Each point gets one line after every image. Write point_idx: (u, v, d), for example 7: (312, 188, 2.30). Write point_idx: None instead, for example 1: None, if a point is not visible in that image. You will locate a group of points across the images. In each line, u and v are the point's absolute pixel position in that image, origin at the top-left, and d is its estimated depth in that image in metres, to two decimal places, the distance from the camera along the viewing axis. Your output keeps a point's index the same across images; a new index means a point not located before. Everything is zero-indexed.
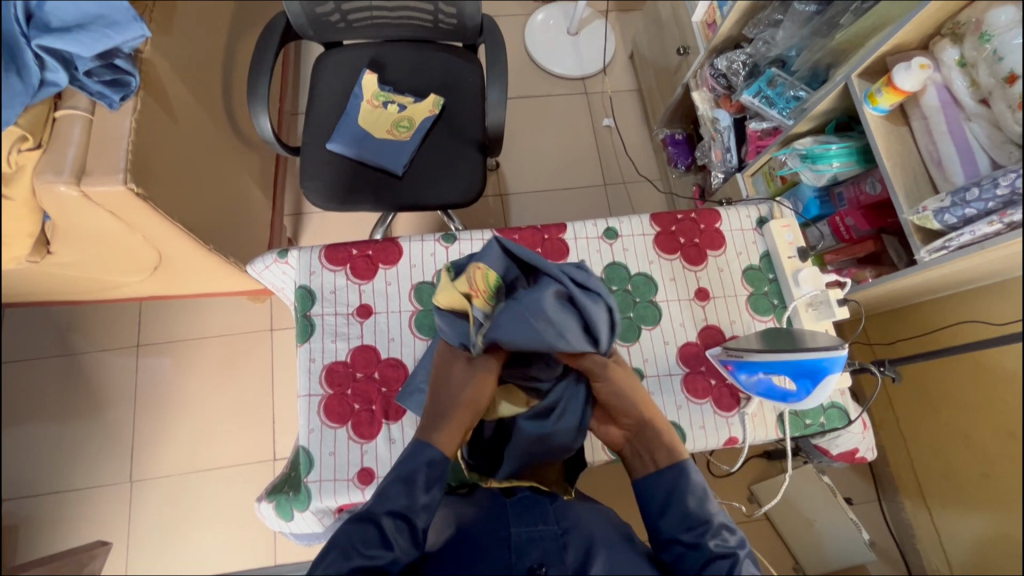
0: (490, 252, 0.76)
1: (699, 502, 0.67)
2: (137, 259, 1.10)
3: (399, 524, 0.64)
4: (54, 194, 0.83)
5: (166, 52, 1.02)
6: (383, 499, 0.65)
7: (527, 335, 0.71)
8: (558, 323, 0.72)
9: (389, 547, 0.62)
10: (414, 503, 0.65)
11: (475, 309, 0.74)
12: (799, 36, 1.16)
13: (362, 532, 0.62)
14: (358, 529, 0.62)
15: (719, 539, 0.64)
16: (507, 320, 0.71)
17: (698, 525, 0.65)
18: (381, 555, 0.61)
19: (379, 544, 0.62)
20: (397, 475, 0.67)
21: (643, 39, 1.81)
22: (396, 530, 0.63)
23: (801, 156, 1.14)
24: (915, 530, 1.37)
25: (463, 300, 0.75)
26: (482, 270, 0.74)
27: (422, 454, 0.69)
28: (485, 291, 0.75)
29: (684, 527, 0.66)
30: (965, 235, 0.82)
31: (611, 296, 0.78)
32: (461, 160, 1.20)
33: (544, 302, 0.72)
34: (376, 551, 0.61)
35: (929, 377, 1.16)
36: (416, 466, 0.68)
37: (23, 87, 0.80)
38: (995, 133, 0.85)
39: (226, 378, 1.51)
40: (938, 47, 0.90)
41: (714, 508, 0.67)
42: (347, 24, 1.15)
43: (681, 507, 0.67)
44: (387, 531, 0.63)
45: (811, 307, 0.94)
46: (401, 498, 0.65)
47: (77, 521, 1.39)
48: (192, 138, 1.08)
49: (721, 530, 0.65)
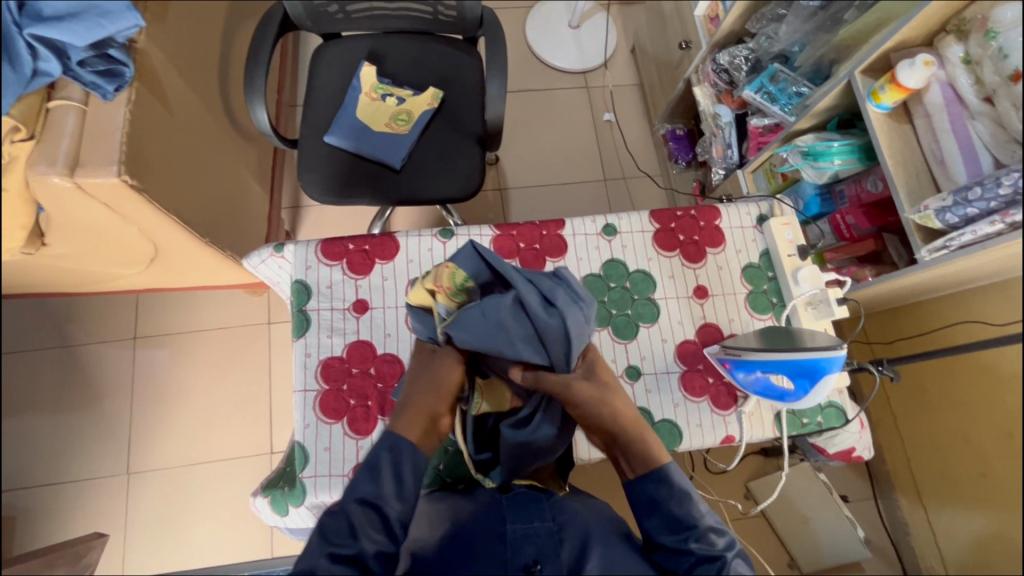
0: (464, 256, 0.76)
1: (685, 507, 0.66)
2: (133, 251, 1.09)
3: (369, 513, 0.63)
4: (48, 186, 0.82)
5: (161, 42, 1.01)
6: (352, 489, 0.64)
7: (480, 338, 0.71)
8: (510, 329, 0.71)
9: (358, 537, 0.61)
10: (383, 491, 0.64)
11: (439, 305, 0.74)
12: (802, 31, 1.15)
13: (331, 522, 0.62)
14: (328, 520, 0.62)
15: (704, 542, 0.64)
16: (465, 322, 0.72)
17: (683, 529, 0.65)
18: (350, 545, 0.61)
19: (348, 533, 0.61)
20: (365, 464, 0.66)
21: (645, 32, 1.79)
22: (365, 519, 0.62)
23: (802, 153, 1.13)
24: (910, 529, 1.37)
25: (427, 296, 0.74)
26: (449, 269, 0.74)
27: (388, 442, 0.67)
28: (449, 288, 0.74)
29: (668, 531, 0.65)
30: (967, 234, 0.81)
31: (579, 310, 0.72)
32: (459, 154, 1.19)
33: (502, 308, 0.71)
34: (344, 541, 0.61)
35: (927, 376, 1.16)
36: (384, 454, 0.67)
37: (17, 78, 0.79)
38: (999, 131, 0.84)
39: (223, 371, 1.51)
40: (943, 44, 0.89)
41: (700, 510, 0.66)
42: (345, 15, 1.14)
43: (676, 505, 0.66)
44: (355, 520, 0.62)
45: (810, 306, 0.94)
46: (368, 486, 0.64)
47: (74, 512, 1.38)
48: (188, 129, 1.07)
49: (707, 533, 0.64)
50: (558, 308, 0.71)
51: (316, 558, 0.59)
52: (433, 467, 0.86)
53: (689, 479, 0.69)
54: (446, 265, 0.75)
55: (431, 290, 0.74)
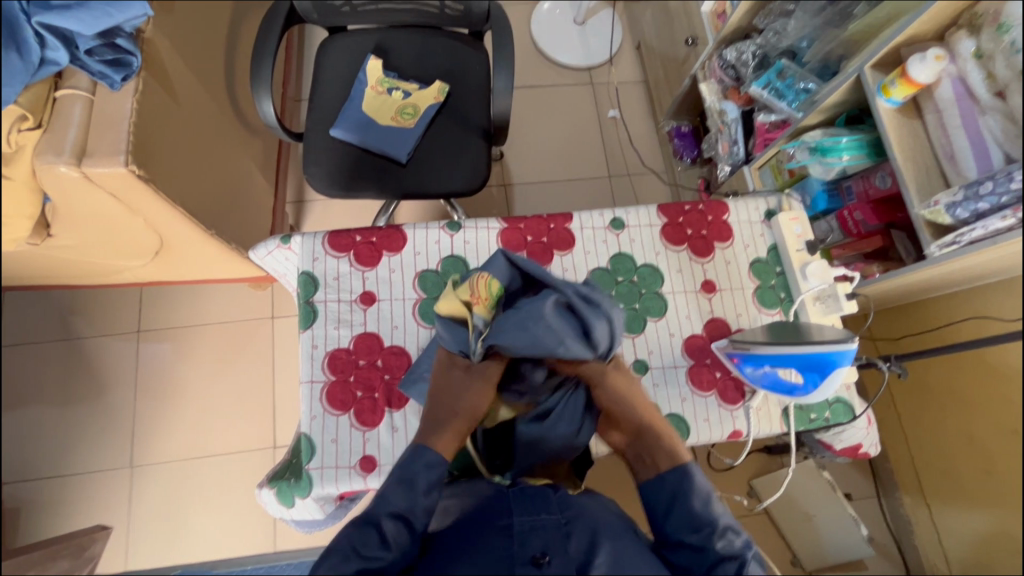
0: (496, 264, 0.79)
1: (704, 503, 0.65)
2: (138, 243, 1.09)
3: (400, 527, 0.62)
4: (55, 175, 0.82)
5: (168, 32, 1.00)
6: (387, 501, 0.63)
7: (524, 339, 0.72)
8: (560, 330, 0.72)
9: (389, 549, 0.60)
10: (415, 506, 0.64)
11: (475, 317, 0.75)
12: (812, 26, 1.15)
13: (362, 534, 0.60)
14: (360, 531, 0.60)
15: (726, 541, 0.63)
16: (507, 326, 0.73)
17: (705, 526, 0.64)
18: (379, 557, 0.59)
19: (379, 546, 0.60)
20: (395, 477, 0.66)
21: (651, 28, 1.79)
22: (396, 533, 0.61)
23: (809, 149, 1.13)
24: (913, 527, 1.37)
25: (463, 308, 0.76)
26: (484, 278, 0.75)
27: (422, 459, 0.67)
28: (486, 299, 0.76)
29: (690, 529, 0.64)
30: (977, 229, 0.81)
31: (618, 308, 0.78)
32: (465, 148, 1.19)
33: (543, 308, 0.73)
34: (377, 554, 0.59)
35: (932, 374, 1.16)
36: (419, 468, 0.66)
37: (24, 65, 0.78)
38: (1010, 127, 0.83)
39: (225, 365, 1.51)
40: (954, 38, 0.89)
41: (718, 507, 0.66)
42: (351, 7, 1.14)
43: (686, 508, 0.65)
44: (388, 532, 0.61)
45: (818, 300, 0.93)
46: (401, 500, 0.64)
47: (77, 505, 1.38)
48: (194, 121, 1.07)
49: (727, 531, 0.64)
50: (602, 306, 0.76)
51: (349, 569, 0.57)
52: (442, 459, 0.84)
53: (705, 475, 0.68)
54: (482, 275, 0.77)
55: (467, 302, 0.76)
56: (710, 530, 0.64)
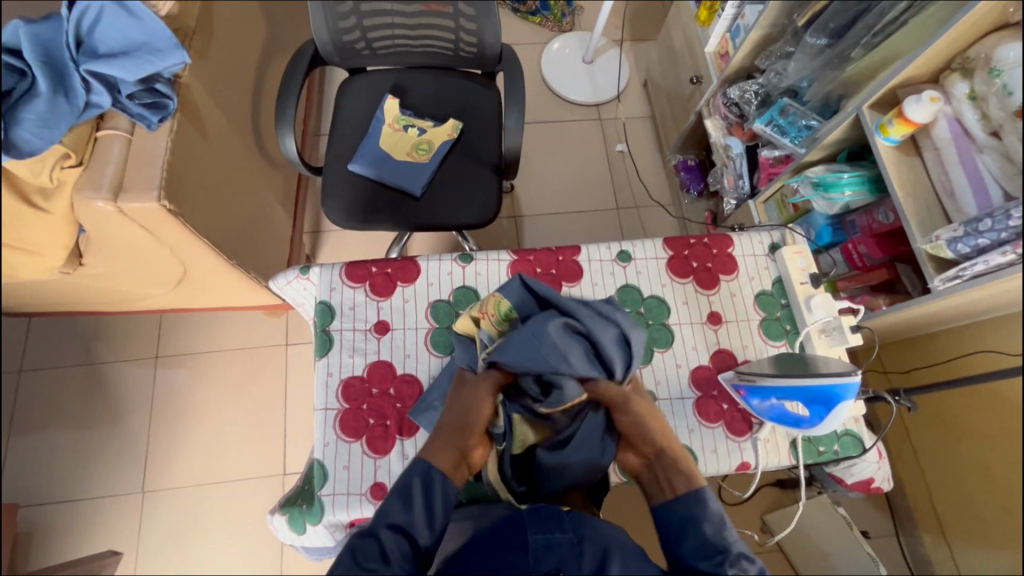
0: (512, 288, 0.83)
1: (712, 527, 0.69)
2: (163, 272, 1.13)
3: (400, 540, 0.65)
4: (92, 209, 0.87)
5: (201, 76, 1.06)
6: (386, 514, 0.67)
7: (529, 355, 0.74)
8: (576, 342, 0.76)
9: (387, 560, 0.63)
10: (413, 519, 0.67)
11: (482, 331, 0.81)
12: (810, 68, 1.18)
13: (363, 544, 0.64)
14: (360, 542, 0.64)
15: (738, 568, 0.66)
16: (514, 341, 0.76)
17: (716, 554, 0.67)
18: (378, 569, 0.63)
19: (378, 558, 0.63)
20: (396, 489, 0.69)
21: (657, 67, 1.85)
22: (395, 545, 0.65)
23: (813, 184, 1.16)
24: (933, 567, 1.32)
25: (473, 324, 0.82)
26: (495, 298, 0.82)
27: (421, 471, 0.70)
28: (494, 316, 0.81)
29: (702, 556, 0.67)
30: (978, 265, 0.82)
31: (629, 320, 0.81)
32: (476, 182, 1.24)
33: (550, 327, 0.76)
34: (375, 566, 0.63)
35: (949, 406, 1.15)
36: (416, 482, 0.69)
37: (70, 108, 0.85)
38: (1007, 165, 0.85)
39: (240, 391, 1.53)
40: (949, 81, 0.92)
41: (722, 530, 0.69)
42: (371, 51, 1.20)
43: (699, 534, 0.68)
44: (386, 544, 0.64)
45: (824, 333, 0.95)
46: (402, 512, 0.67)
47: (90, 529, 1.40)
48: (221, 156, 1.12)
49: (739, 559, 0.67)
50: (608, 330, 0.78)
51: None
52: None
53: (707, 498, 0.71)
54: (493, 296, 0.83)
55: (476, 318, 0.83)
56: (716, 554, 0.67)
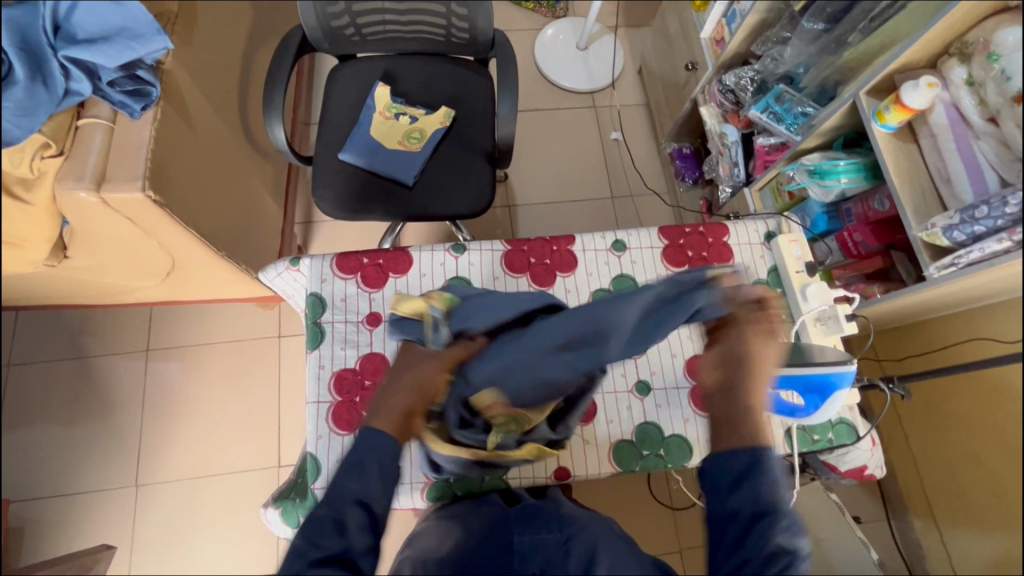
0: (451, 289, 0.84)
1: (771, 489, 0.62)
2: (150, 264, 1.11)
3: (356, 510, 0.62)
4: (74, 200, 0.85)
5: (185, 63, 1.03)
6: (346, 490, 0.63)
7: (499, 308, 0.77)
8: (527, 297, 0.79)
9: (343, 534, 0.60)
10: (369, 488, 0.63)
11: (433, 308, 0.77)
12: (807, 53, 1.16)
13: (315, 522, 0.61)
14: (311, 519, 0.61)
15: (785, 536, 0.60)
16: (480, 306, 0.77)
17: (765, 514, 0.61)
18: (334, 544, 0.60)
19: (333, 532, 0.60)
20: (347, 461, 0.65)
21: (652, 53, 1.82)
22: (351, 517, 0.62)
23: (809, 171, 1.15)
24: (923, 552, 1.33)
25: (421, 305, 0.78)
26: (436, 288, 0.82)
27: (373, 439, 0.66)
28: (441, 299, 0.80)
29: (750, 509, 0.61)
30: (975, 252, 0.82)
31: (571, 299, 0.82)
32: (469, 171, 1.22)
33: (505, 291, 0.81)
34: (330, 541, 0.60)
35: (942, 393, 1.15)
36: (369, 452, 0.65)
37: (49, 96, 0.83)
38: (1004, 151, 0.84)
39: (233, 384, 1.52)
40: (946, 66, 0.91)
41: (784, 498, 0.62)
42: (360, 37, 1.18)
43: (752, 490, 0.62)
44: (343, 519, 0.61)
45: (819, 321, 0.94)
46: (355, 483, 0.64)
47: (81, 524, 1.39)
48: (208, 145, 1.10)
49: (789, 526, 0.60)
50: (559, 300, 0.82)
51: (297, 562, 0.58)
52: (445, 478, 0.88)
53: (780, 462, 0.64)
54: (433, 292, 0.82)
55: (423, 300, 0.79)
56: (761, 528, 0.60)
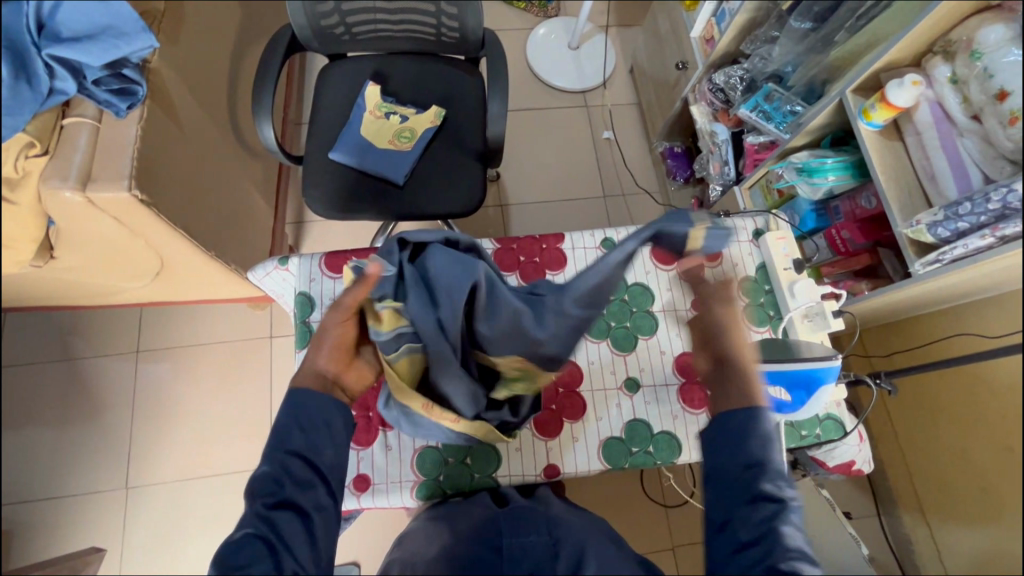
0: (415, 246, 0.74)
1: (762, 445, 0.65)
2: (138, 264, 1.11)
3: (296, 461, 0.66)
4: (60, 200, 0.84)
5: (172, 62, 1.03)
6: (278, 441, 0.67)
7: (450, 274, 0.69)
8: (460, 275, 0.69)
9: (283, 484, 0.64)
10: (306, 440, 0.68)
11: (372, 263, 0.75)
12: (795, 52, 1.17)
13: (258, 477, 0.64)
14: (254, 474, 0.65)
15: (774, 485, 0.63)
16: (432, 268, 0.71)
17: (755, 466, 0.64)
18: (277, 493, 0.64)
19: (274, 483, 0.64)
20: (282, 419, 0.69)
21: (643, 53, 1.83)
22: (292, 467, 0.65)
23: (797, 169, 1.16)
24: (913, 547, 1.34)
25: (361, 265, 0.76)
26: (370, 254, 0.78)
27: (305, 396, 0.70)
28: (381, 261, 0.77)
29: (742, 463, 0.65)
30: (958, 248, 0.83)
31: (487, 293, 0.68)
32: (460, 170, 1.22)
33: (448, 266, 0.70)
34: (272, 491, 0.63)
35: (931, 389, 1.16)
36: (301, 406, 0.69)
37: (33, 96, 0.81)
38: (987, 148, 0.85)
39: (224, 384, 1.52)
40: (931, 64, 0.91)
41: (776, 454, 0.65)
42: (350, 36, 1.18)
43: (743, 447, 0.65)
44: (280, 468, 0.65)
45: (806, 318, 0.96)
46: (292, 437, 0.67)
47: (70, 527, 1.38)
48: (196, 144, 1.09)
49: (777, 477, 0.64)
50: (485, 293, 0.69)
51: (247, 513, 0.62)
52: (434, 477, 0.88)
53: (775, 422, 0.67)
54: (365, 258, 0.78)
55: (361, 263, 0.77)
56: (750, 481, 0.63)
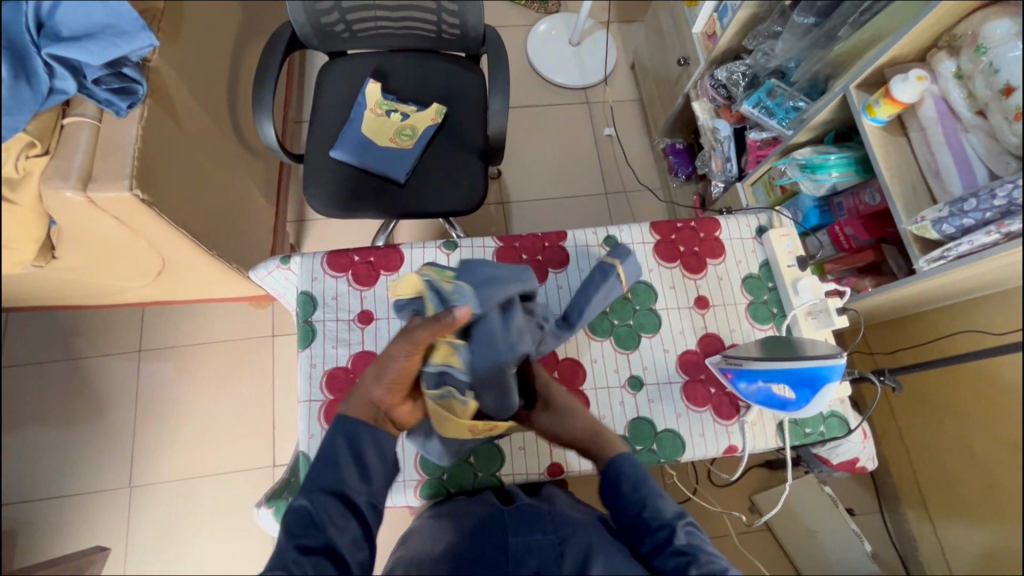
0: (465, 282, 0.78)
1: (637, 484, 0.72)
2: (140, 264, 1.11)
3: (334, 499, 0.67)
4: (60, 200, 0.84)
5: (172, 61, 1.03)
6: (316, 480, 0.68)
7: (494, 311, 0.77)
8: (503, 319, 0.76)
9: (322, 526, 0.65)
10: (347, 480, 0.69)
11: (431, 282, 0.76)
12: (798, 48, 1.17)
13: (294, 517, 0.65)
14: (291, 515, 0.65)
15: (655, 516, 0.70)
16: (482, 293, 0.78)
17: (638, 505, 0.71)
18: (316, 536, 0.64)
19: (311, 524, 0.65)
20: (321, 457, 0.70)
21: (645, 49, 1.82)
22: (329, 506, 0.67)
23: (800, 166, 1.15)
24: (917, 544, 1.34)
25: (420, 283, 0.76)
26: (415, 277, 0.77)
27: (345, 432, 0.71)
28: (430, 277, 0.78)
29: (626, 508, 0.72)
30: (964, 245, 0.82)
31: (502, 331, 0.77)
32: (461, 167, 1.22)
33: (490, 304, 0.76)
34: (309, 532, 0.64)
35: (935, 386, 1.16)
36: (340, 442, 0.70)
37: (33, 95, 0.82)
38: (992, 143, 0.85)
39: (226, 383, 1.52)
40: (935, 59, 0.91)
41: (653, 491, 0.72)
42: (351, 34, 1.17)
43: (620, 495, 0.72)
44: (318, 508, 0.66)
45: (810, 316, 0.95)
46: (332, 475, 0.68)
47: (75, 526, 1.39)
48: (196, 143, 1.09)
49: (657, 507, 0.71)
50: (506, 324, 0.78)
51: (282, 554, 0.62)
52: (438, 476, 0.88)
53: (634, 463, 0.74)
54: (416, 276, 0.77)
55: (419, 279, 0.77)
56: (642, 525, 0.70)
